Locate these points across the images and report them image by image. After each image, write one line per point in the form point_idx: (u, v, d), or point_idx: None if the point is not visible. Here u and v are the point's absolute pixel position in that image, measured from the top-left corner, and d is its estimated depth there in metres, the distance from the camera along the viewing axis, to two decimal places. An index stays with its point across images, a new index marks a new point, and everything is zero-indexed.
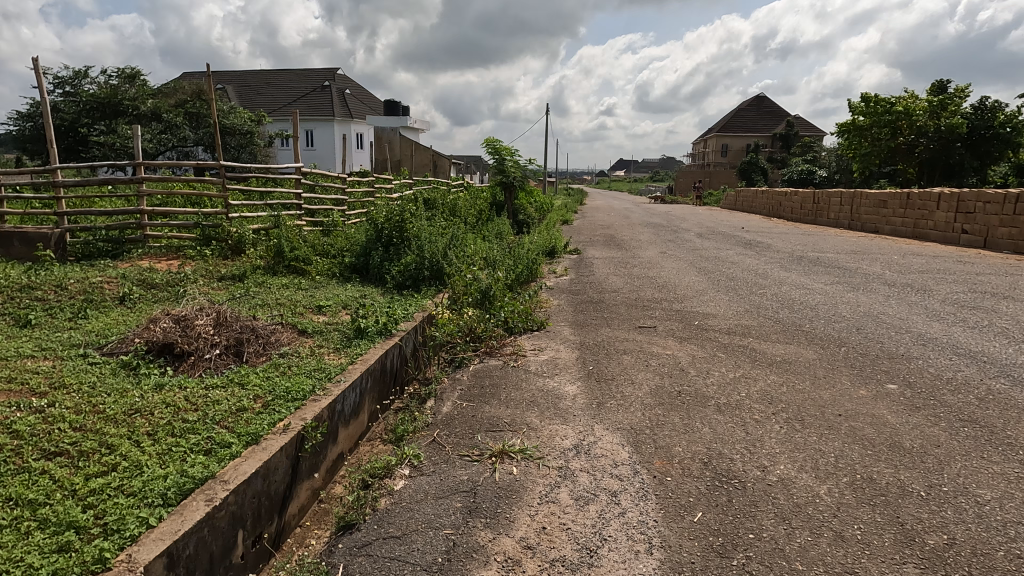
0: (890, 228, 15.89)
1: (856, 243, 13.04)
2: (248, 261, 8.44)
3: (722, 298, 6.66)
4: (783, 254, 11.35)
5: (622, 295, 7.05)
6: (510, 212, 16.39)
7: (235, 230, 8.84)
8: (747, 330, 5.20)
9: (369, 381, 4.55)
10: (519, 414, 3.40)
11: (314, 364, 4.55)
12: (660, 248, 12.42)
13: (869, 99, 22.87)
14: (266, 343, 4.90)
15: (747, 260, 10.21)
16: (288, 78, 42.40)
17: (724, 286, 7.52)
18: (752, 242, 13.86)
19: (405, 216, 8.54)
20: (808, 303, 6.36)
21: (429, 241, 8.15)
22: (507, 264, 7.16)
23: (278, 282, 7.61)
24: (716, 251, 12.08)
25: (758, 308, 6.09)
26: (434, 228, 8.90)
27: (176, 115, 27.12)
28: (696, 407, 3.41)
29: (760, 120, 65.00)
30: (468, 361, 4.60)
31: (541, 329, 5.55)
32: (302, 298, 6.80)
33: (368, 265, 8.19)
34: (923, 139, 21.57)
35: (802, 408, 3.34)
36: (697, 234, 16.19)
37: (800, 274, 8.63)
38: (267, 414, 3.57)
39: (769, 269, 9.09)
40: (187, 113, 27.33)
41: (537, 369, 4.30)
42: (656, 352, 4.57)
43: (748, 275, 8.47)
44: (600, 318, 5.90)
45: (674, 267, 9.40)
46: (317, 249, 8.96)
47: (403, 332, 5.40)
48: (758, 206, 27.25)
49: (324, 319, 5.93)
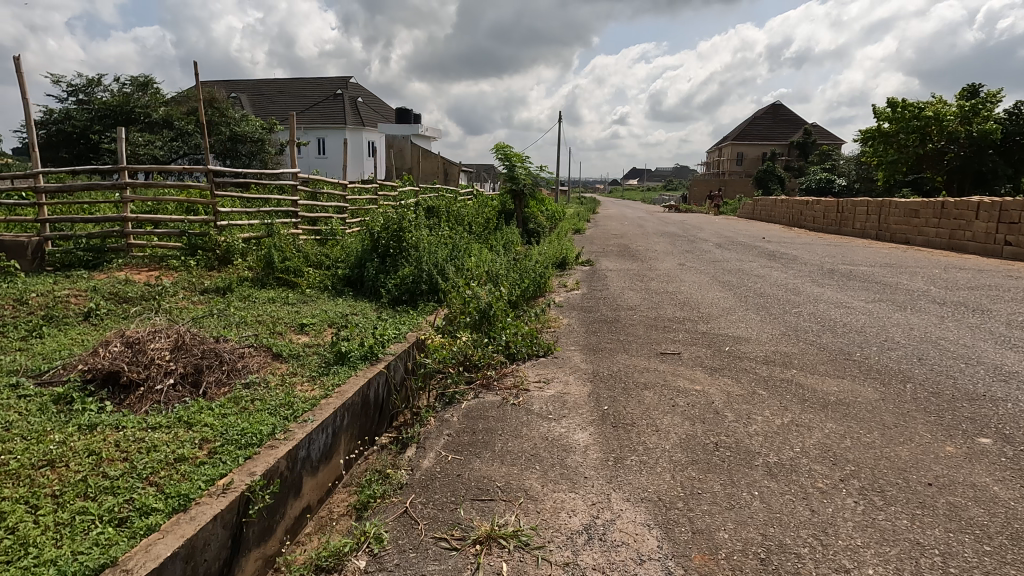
0: (922, 239, 15.00)
1: (889, 255, 12.21)
2: (236, 272, 7.87)
3: (753, 318, 5.93)
4: (811, 266, 10.58)
5: (640, 313, 6.36)
6: (520, 221, 15.78)
7: (224, 239, 8.27)
8: (788, 360, 4.45)
9: (344, 418, 3.89)
10: (516, 475, 2.72)
11: (281, 398, 3.90)
12: (678, 260, 11.71)
13: (895, 104, 21.96)
14: (231, 371, 4.27)
15: (774, 274, 9.46)
16: (300, 86, 42.39)
17: (753, 303, 6.80)
18: (776, 253, 13.08)
19: (404, 224, 7.90)
20: (852, 326, 5.60)
21: (429, 251, 7.51)
22: (511, 279, 6.49)
23: (264, 297, 7.00)
24: (738, 262, 11.34)
25: (797, 331, 5.34)
26: (435, 238, 8.25)
27: (188, 123, 26.96)
28: (740, 469, 2.68)
29: (777, 128, 63.94)
30: (461, 397, 3.91)
31: (548, 355, 4.86)
32: (285, 315, 6.19)
33: (363, 277, 7.57)
34: (953, 146, 20.61)
35: (879, 475, 2.60)
36: (715, 244, 15.44)
37: (835, 290, 7.87)
38: (208, 469, 2.91)
39: (799, 284, 8.33)
40: (199, 121, 27.10)
41: (541, 408, 3.60)
42: (683, 388, 3.85)
43: (778, 291, 7.72)
44: (616, 342, 5.20)
45: (694, 281, 8.67)
46: (311, 259, 8.36)
47: (390, 357, 4.74)
48: (777, 216, 26.37)
49: (305, 340, 5.29)
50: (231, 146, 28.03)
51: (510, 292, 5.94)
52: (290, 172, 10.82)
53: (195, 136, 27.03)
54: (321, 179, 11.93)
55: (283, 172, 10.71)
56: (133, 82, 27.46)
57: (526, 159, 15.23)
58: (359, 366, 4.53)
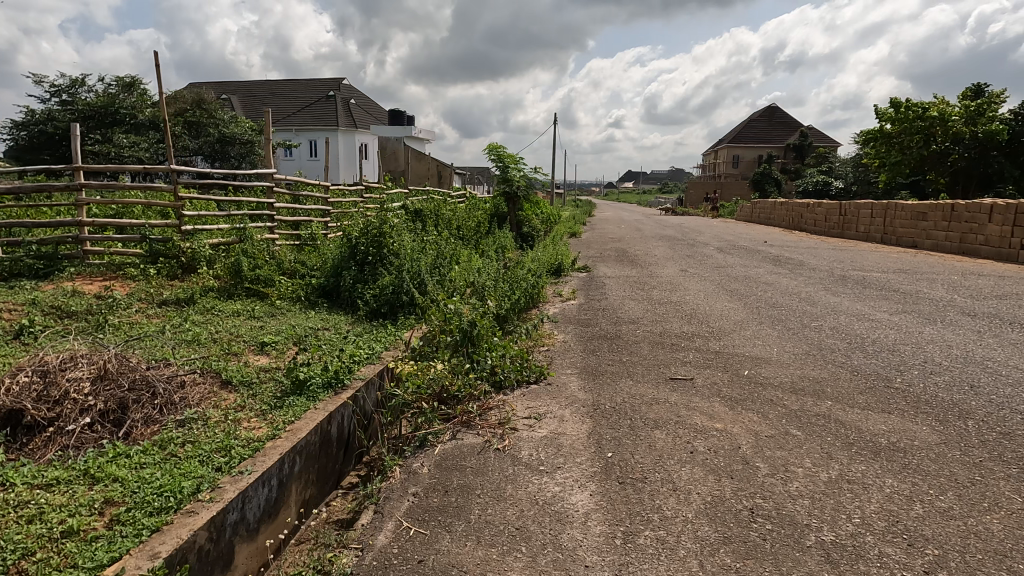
0: (931, 242, 14.45)
1: (900, 260, 11.64)
2: (201, 282, 7.22)
3: (771, 335, 5.30)
4: (821, 273, 10.00)
5: (643, 328, 5.75)
6: (513, 224, 15.19)
7: (189, 246, 7.61)
8: (820, 387, 3.82)
9: (294, 465, 3.25)
10: (497, 563, 2.09)
11: (218, 440, 3.26)
12: (680, 265, 11.13)
13: (899, 104, 21.41)
14: (165, 404, 3.62)
15: (784, 282, 8.86)
16: (292, 87, 41.73)
17: (767, 316, 6.19)
18: (782, 258, 12.51)
19: (385, 228, 7.24)
20: (883, 344, 4.97)
21: (411, 259, 6.86)
22: (500, 290, 5.85)
23: (229, 310, 6.35)
24: (743, 268, 10.73)
25: (822, 351, 4.71)
26: (419, 243, 7.61)
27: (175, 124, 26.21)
28: (789, 556, 2.06)
29: (773, 130, 63.59)
30: (435, 438, 3.27)
31: (540, 381, 4.21)
32: (247, 331, 5.54)
33: (339, 287, 6.91)
34: (958, 147, 20.09)
35: (973, 565, 1.98)
36: (717, 248, 14.83)
37: (853, 299, 7.27)
38: (99, 551, 2.28)
39: (813, 293, 7.72)
40: (186, 121, 26.31)
41: (531, 455, 2.96)
42: (700, 426, 3.22)
43: (792, 301, 7.10)
44: (618, 364, 4.56)
45: (699, 290, 8.08)
46: (285, 268, 7.71)
47: (357, 384, 4.10)
48: (776, 218, 25.82)
49: (262, 362, 4.64)
50: (220, 148, 27.22)
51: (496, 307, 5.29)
52: (267, 172, 10.12)
53: (182, 137, 26.27)
54: (302, 180, 11.25)
55: (259, 172, 9.99)
56: (118, 83, 26.74)
57: (520, 160, 14.65)
58: (320, 397, 3.89)
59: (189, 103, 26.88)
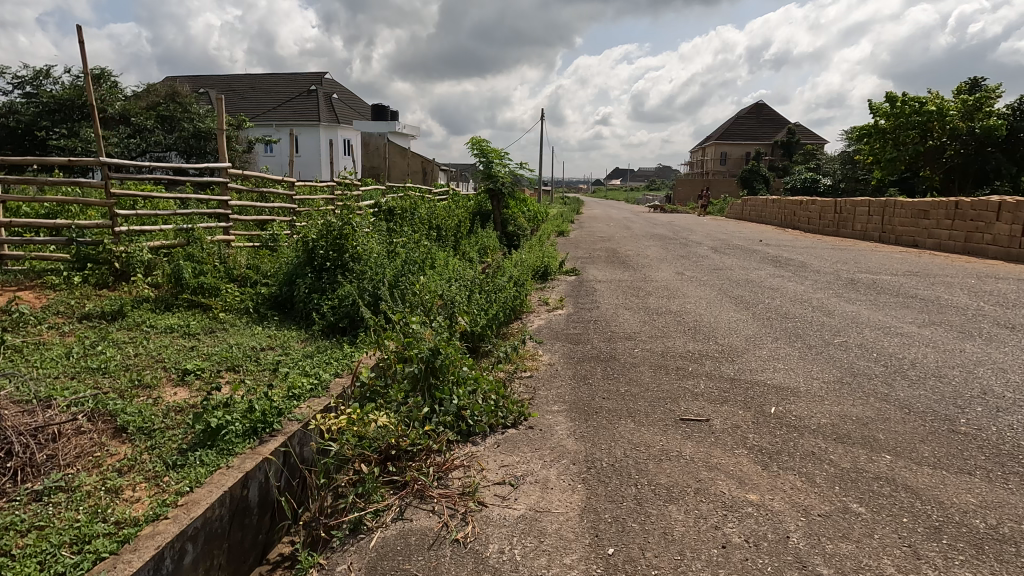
0: (933, 241, 13.87)
1: (906, 262, 11.00)
2: (135, 291, 6.30)
3: (790, 356, 4.52)
4: (827, 276, 9.31)
5: (641, 346, 4.96)
6: (497, 223, 14.39)
7: (124, 249, 6.66)
8: (868, 434, 3.03)
9: (182, 558, 2.40)
10: None
11: (78, 526, 2.39)
12: (675, 267, 10.39)
13: (894, 99, 20.86)
14: (22, 467, 2.74)
15: (789, 287, 8.15)
16: (272, 81, 40.44)
17: (782, 329, 5.43)
18: (780, 259, 11.84)
19: (346, 228, 6.35)
20: (925, 367, 4.21)
21: (375, 266, 5.99)
22: (476, 301, 5.00)
23: (161, 325, 5.43)
24: (742, 270, 10.03)
25: (857, 379, 3.94)
26: (388, 247, 6.72)
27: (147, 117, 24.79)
28: None
29: (760, 128, 63.37)
30: (376, 519, 2.44)
31: (520, 423, 3.37)
32: (173, 353, 4.64)
33: (292, 298, 6.04)
34: (954, 143, 19.62)
35: None
36: (711, 248, 14.13)
37: (871, 308, 6.54)
38: None
39: (824, 300, 6.99)
40: (159, 115, 24.90)
41: (501, 556, 2.14)
42: (729, 498, 2.43)
43: (804, 310, 6.37)
44: (616, 396, 3.75)
45: (699, 296, 7.34)
46: (234, 274, 6.82)
47: (287, 432, 3.24)
48: (768, 216, 25.25)
49: (178, 396, 3.76)
50: (195, 144, 25.91)
51: (467, 328, 4.44)
52: (221, 166, 9.13)
53: (155, 131, 24.85)
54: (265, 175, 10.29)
55: (213, 165, 9.00)
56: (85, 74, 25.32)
57: (505, 155, 13.91)
58: (235, 451, 3.03)
59: (162, 97, 25.75)
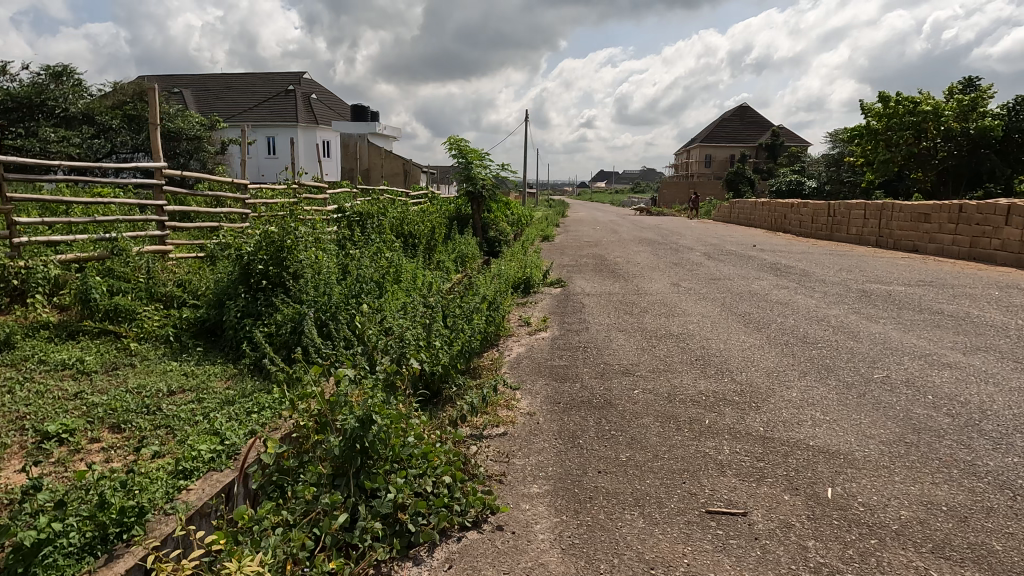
0: (935, 245, 13.23)
1: (912, 269, 10.31)
2: (32, 315, 5.23)
3: (828, 401, 3.63)
4: (834, 286, 8.54)
5: (642, 386, 4.03)
6: (478, 228, 13.49)
7: (23, 264, 5.56)
8: (976, 544, 2.15)
9: None
10: None
11: None
12: (670, 276, 9.56)
13: (886, 100, 20.32)
14: None
15: (798, 300, 7.35)
16: (249, 80, 39.14)
17: (807, 360, 4.56)
18: (779, 266, 11.10)
19: (289, 238, 5.33)
20: (1001, 417, 3.35)
21: (321, 284, 4.99)
22: (438, 329, 4.02)
23: (50, 359, 4.37)
24: (741, 280, 9.26)
25: (922, 437, 3.06)
26: (342, 261, 5.73)
27: (112, 117, 22.03)
28: None
29: (744, 130, 63.27)
30: None
31: (485, 521, 2.43)
32: (46, 403, 3.59)
33: (222, 323, 5.04)
34: (948, 144, 19.11)
35: None
36: (704, 254, 13.32)
37: (899, 328, 5.71)
38: None
39: (843, 319, 6.16)
40: (126, 114, 22.22)
41: None
42: None
43: (824, 332, 5.52)
44: (615, 469, 2.82)
45: (701, 313, 6.51)
46: (158, 294, 5.78)
47: (150, 544, 2.28)
48: (757, 219, 24.62)
49: (20, 479, 2.75)
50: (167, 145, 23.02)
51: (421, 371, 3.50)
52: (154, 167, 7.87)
53: (121, 132, 22.30)
54: (214, 177, 9.12)
55: (145, 165, 7.73)
56: None
57: (485, 156, 13.01)
58: None
59: (129, 96, 24.06)
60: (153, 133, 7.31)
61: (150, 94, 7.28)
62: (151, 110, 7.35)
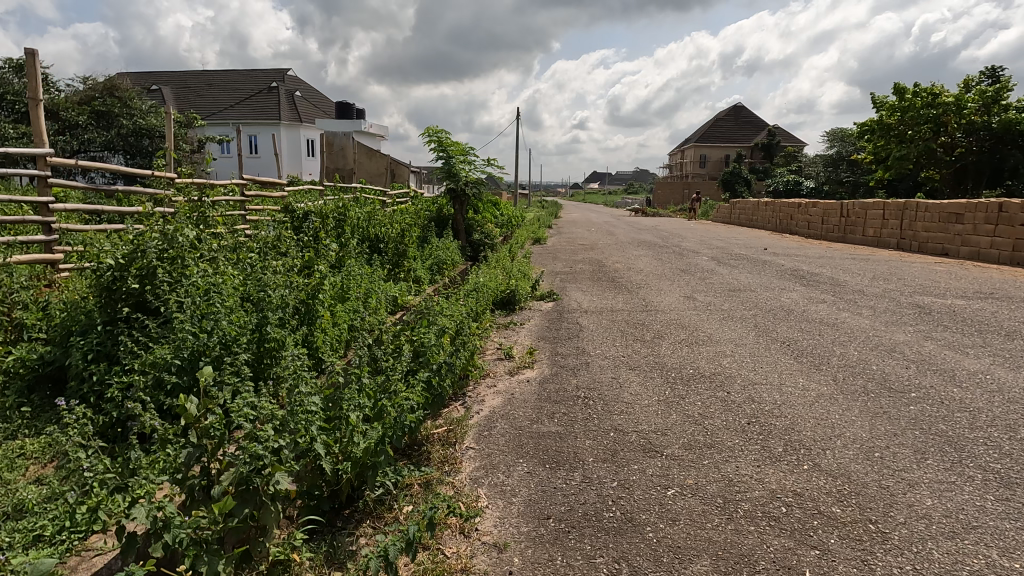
0: (968, 249, 11.92)
1: (956, 277, 8.97)
2: None
3: (994, 524, 2.18)
4: (881, 300, 7.16)
5: (688, 492, 2.49)
6: (461, 231, 12.03)
7: None
8: None
9: None
10: None
11: None
12: (685, 287, 8.11)
13: (903, 91, 18.93)
14: None
15: (848, 321, 5.93)
16: (230, 78, 37.42)
17: (913, 427, 3.10)
18: (801, 273, 9.75)
19: (170, 247, 3.81)
20: None
21: (208, 311, 3.47)
22: (353, 393, 2.52)
23: None
24: (767, 292, 7.89)
25: None
26: (254, 275, 4.22)
27: (79, 113, 17.20)
28: None
29: (739, 130, 62.19)
30: None
31: None
32: None
33: (65, 370, 3.47)
34: (968, 140, 17.80)
35: None
36: (713, 259, 11.91)
37: (1003, 365, 4.27)
38: None
39: (919, 349, 4.74)
40: (95, 109, 17.47)
41: None
42: None
43: (909, 373, 4.07)
44: None
45: (736, 341, 5.06)
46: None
47: None
48: (760, 220, 23.27)
49: None
50: (137, 144, 18.21)
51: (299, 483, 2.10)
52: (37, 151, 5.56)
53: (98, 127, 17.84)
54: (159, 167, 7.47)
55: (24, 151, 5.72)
56: None
57: (469, 152, 11.58)
58: None
59: (98, 89, 17.82)
60: (33, 110, 5.59)
61: (30, 58, 5.52)
62: (31, 81, 5.60)
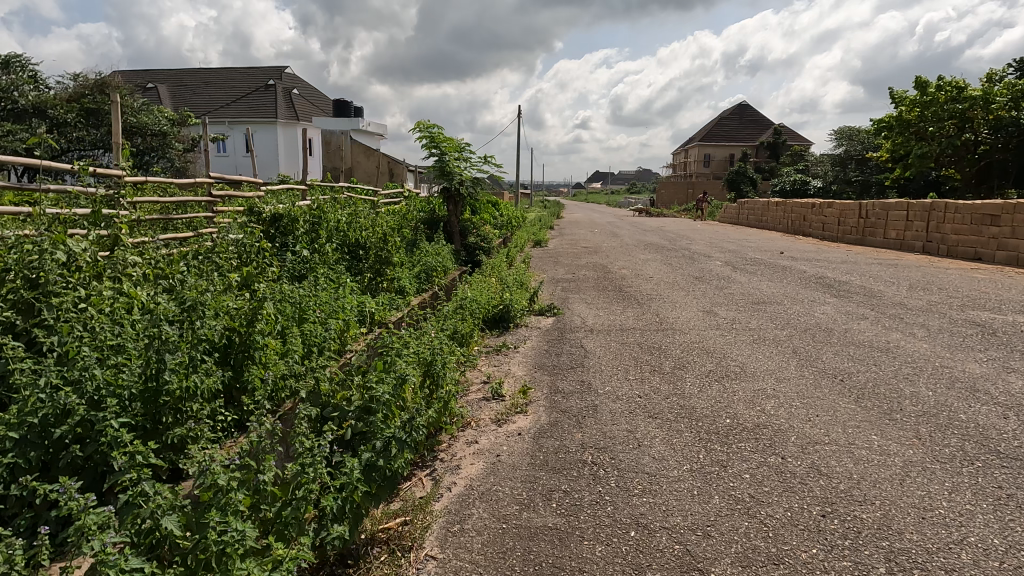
0: (1005, 254, 10.97)
1: (1003, 287, 8.03)
2: None
3: None
4: (929, 316, 6.22)
5: None
6: (455, 234, 11.13)
7: None
8: None
9: None
10: None
11: None
12: (705, 300, 7.18)
13: (924, 85, 17.95)
14: None
15: (902, 345, 4.99)
16: (225, 75, 36.54)
17: None
18: (827, 282, 8.82)
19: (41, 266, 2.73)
20: None
21: (79, 361, 2.44)
22: (235, 516, 1.63)
23: None
24: (795, 304, 6.97)
25: None
26: (170, 299, 3.19)
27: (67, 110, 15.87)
28: None
29: (744, 129, 61.16)
30: None
31: None
32: None
33: None
34: (994, 136, 16.82)
35: None
36: (726, 265, 10.99)
37: None
38: None
39: (1004, 387, 3.83)
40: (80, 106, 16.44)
41: None
42: None
43: (1010, 426, 3.16)
44: None
45: (777, 373, 4.12)
46: None
47: None
48: (771, 221, 22.31)
49: None
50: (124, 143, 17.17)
51: None
52: None
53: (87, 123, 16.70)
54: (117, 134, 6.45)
55: None
56: None
57: (464, 148, 10.68)
58: None
59: (86, 85, 16.64)
60: None
61: None
62: None
